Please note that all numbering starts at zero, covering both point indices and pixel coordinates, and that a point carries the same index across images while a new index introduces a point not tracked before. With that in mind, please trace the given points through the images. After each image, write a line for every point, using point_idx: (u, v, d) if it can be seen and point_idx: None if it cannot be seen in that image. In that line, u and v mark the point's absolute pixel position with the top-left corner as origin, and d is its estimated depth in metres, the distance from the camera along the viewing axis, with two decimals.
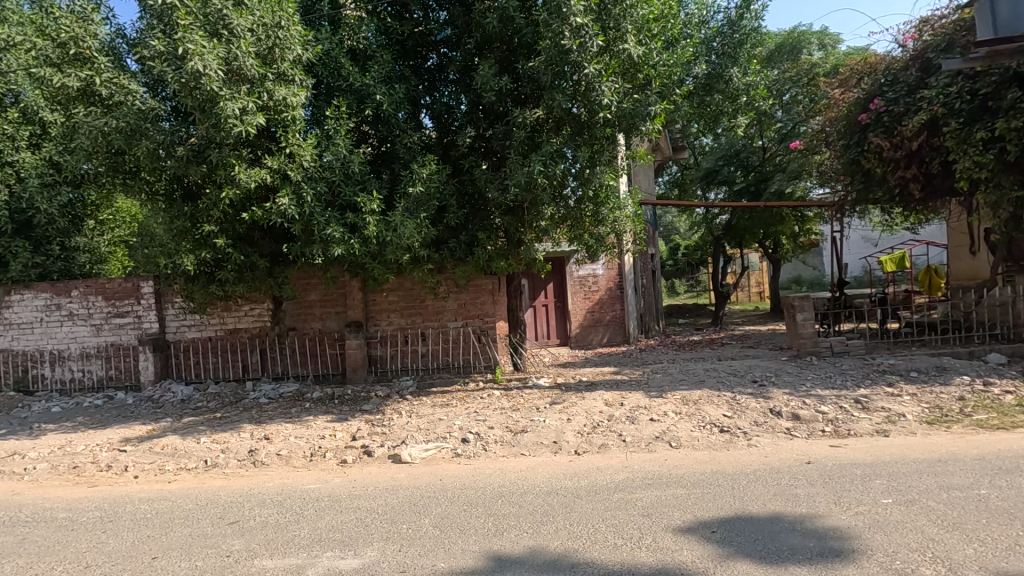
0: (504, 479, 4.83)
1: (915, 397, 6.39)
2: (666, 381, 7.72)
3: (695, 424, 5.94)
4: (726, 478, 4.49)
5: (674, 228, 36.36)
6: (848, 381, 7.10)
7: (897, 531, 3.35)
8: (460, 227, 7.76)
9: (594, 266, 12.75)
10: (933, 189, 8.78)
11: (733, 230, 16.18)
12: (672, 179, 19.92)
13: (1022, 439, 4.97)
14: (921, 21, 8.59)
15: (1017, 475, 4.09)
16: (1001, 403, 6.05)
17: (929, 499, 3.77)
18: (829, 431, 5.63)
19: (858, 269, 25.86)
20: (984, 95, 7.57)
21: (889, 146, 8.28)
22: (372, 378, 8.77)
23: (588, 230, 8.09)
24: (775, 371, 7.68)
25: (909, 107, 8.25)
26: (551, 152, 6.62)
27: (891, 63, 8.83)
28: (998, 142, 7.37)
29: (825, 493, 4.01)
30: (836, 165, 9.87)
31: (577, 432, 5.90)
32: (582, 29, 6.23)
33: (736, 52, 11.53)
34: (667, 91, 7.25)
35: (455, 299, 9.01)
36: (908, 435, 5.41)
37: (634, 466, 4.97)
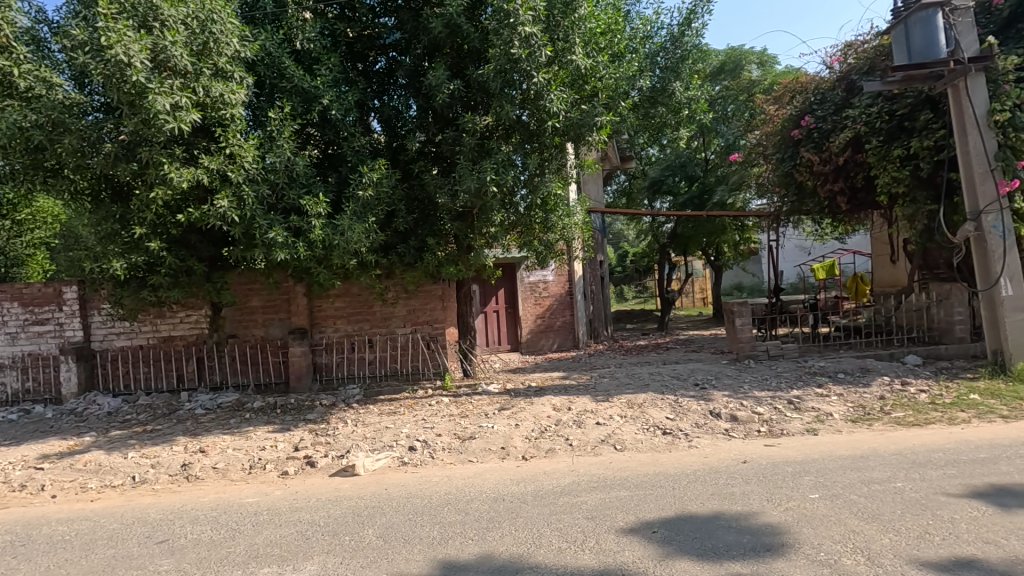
0: (450, 486, 4.81)
1: (841, 397, 6.79)
2: (612, 385, 7.90)
3: (639, 427, 6.09)
4: (668, 478, 4.63)
5: (622, 236, 37.27)
6: (782, 383, 7.47)
7: (823, 524, 3.54)
8: (410, 232, 7.71)
9: (544, 272, 12.86)
10: (857, 202, 9.39)
11: (678, 238, 16.75)
12: (620, 188, 20.37)
13: (934, 435, 5.37)
14: (845, 44, 9.14)
15: (928, 468, 4.42)
16: (916, 401, 6.52)
17: (852, 493, 4.02)
18: (764, 431, 5.90)
19: (793, 276, 27.33)
20: (901, 116, 8.15)
21: (818, 161, 8.84)
22: (317, 386, 8.53)
23: (538, 237, 8.18)
24: (715, 375, 7.98)
25: (836, 125, 8.79)
26: (501, 160, 6.66)
27: (819, 83, 9.39)
28: (914, 160, 7.95)
29: (759, 490, 4.20)
30: (770, 178, 10.40)
31: (525, 437, 5.95)
32: (531, 39, 6.29)
33: (678, 68, 11.95)
34: (614, 103, 7.45)
35: (403, 305, 8.91)
36: (835, 433, 5.73)
37: (581, 470, 5.04)
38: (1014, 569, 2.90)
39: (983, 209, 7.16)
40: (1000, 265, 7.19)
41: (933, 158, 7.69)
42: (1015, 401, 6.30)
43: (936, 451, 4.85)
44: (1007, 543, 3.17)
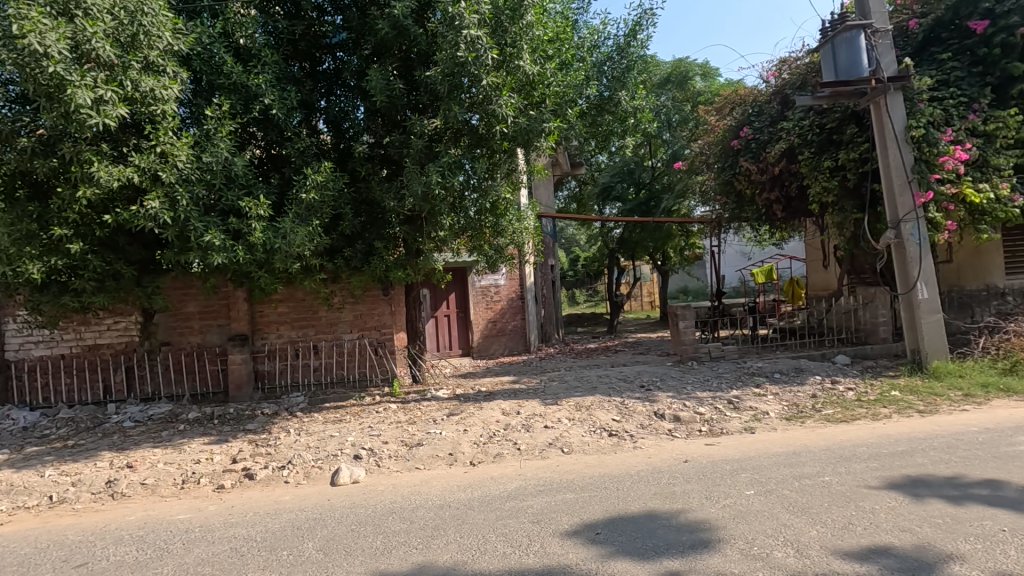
0: (396, 495, 4.71)
1: (777, 396, 7.10)
2: (561, 389, 7.97)
3: (587, 429, 6.18)
4: (613, 479, 4.72)
5: (574, 240, 37.87)
6: (722, 383, 7.75)
7: (756, 520, 3.68)
8: (356, 236, 7.59)
9: (496, 276, 12.87)
10: (791, 210, 9.89)
11: (626, 244, 17.24)
12: (570, 194, 20.67)
13: (860, 431, 5.69)
14: (781, 60, 9.58)
15: (853, 463, 4.68)
16: (844, 399, 6.91)
17: (784, 489, 4.20)
18: (705, 430, 6.11)
19: (735, 280, 28.52)
20: (830, 129, 8.64)
21: (756, 170, 9.32)
22: (259, 395, 8.19)
23: (488, 242, 8.25)
24: (660, 376, 8.20)
25: (772, 137, 9.27)
26: (449, 163, 6.60)
27: (757, 96, 9.85)
28: (841, 171, 8.44)
29: (698, 489, 4.33)
30: (712, 186, 10.84)
31: (473, 443, 5.91)
32: (477, 43, 6.27)
33: (624, 77, 12.25)
34: (561, 109, 7.55)
35: (350, 311, 8.73)
36: (770, 431, 5.99)
37: (527, 474, 5.07)
38: (926, 554, 3.11)
39: (902, 217, 7.66)
40: (917, 270, 7.71)
41: (858, 169, 8.19)
42: (931, 396, 6.77)
43: (861, 446, 5.14)
44: (921, 530, 3.39)
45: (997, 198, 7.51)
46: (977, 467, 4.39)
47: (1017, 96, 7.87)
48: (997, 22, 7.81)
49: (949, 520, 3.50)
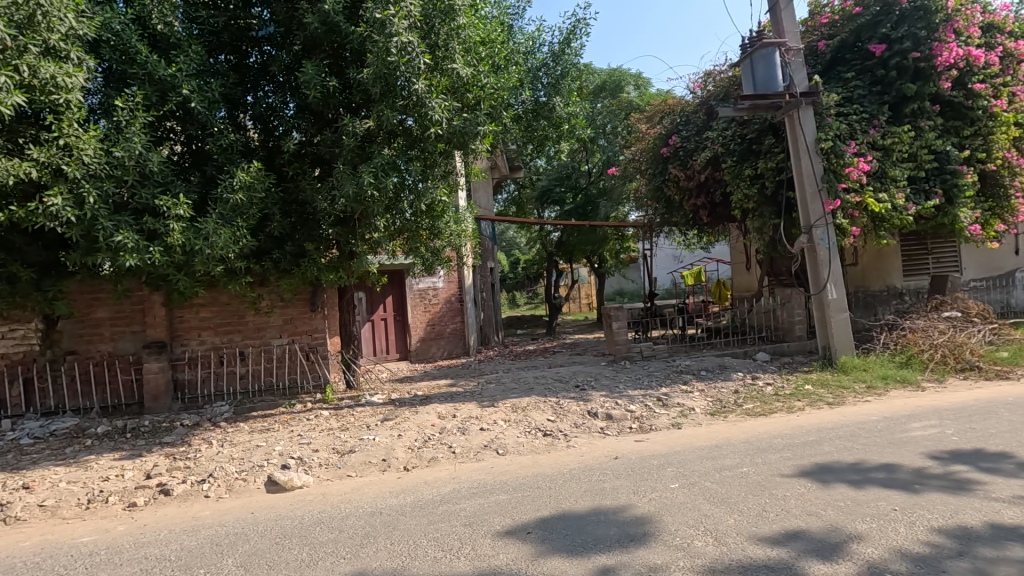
0: (326, 504, 4.56)
1: (703, 392, 7.45)
2: (498, 391, 7.99)
3: (522, 430, 6.24)
4: (546, 479, 4.77)
5: (514, 243, 38.23)
6: (653, 381, 8.03)
7: (680, 511, 3.84)
8: (286, 238, 7.32)
9: (434, 279, 12.77)
10: (716, 216, 10.42)
11: (565, 247, 17.60)
12: (510, 197, 20.72)
13: (776, 423, 6.06)
14: (706, 73, 10.02)
15: (768, 453, 4.98)
16: (763, 393, 7.34)
17: (707, 480, 4.40)
18: (635, 427, 6.32)
19: (667, 281, 29.72)
20: (751, 139, 9.15)
21: (684, 177, 9.81)
22: (178, 406, 7.71)
23: (425, 244, 8.18)
24: (595, 376, 8.40)
25: (698, 145, 9.75)
26: (383, 163, 6.45)
27: (684, 106, 10.28)
28: (761, 179, 8.95)
29: (627, 484, 4.46)
30: (644, 191, 11.25)
31: (408, 447, 5.83)
32: (408, 46, 6.24)
33: (559, 84, 12.50)
34: (496, 112, 7.61)
35: (280, 315, 8.39)
36: (696, 426, 6.27)
37: (462, 476, 5.05)
38: (830, 535, 3.35)
39: (814, 223, 8.22)
40: (827, 272, 8.30)
41: (775, 178, 8.73)
42: (839, 389, 7.31)
43: (776, 438, 5.47)
44: (826, 513, 3.65)
45: (894, 207, 8.24)
46: (875, 453, 4.78)
47: (910, 115, 8.63)
48: (892, 46, 8.58)
49: (850, 503, 3.79)
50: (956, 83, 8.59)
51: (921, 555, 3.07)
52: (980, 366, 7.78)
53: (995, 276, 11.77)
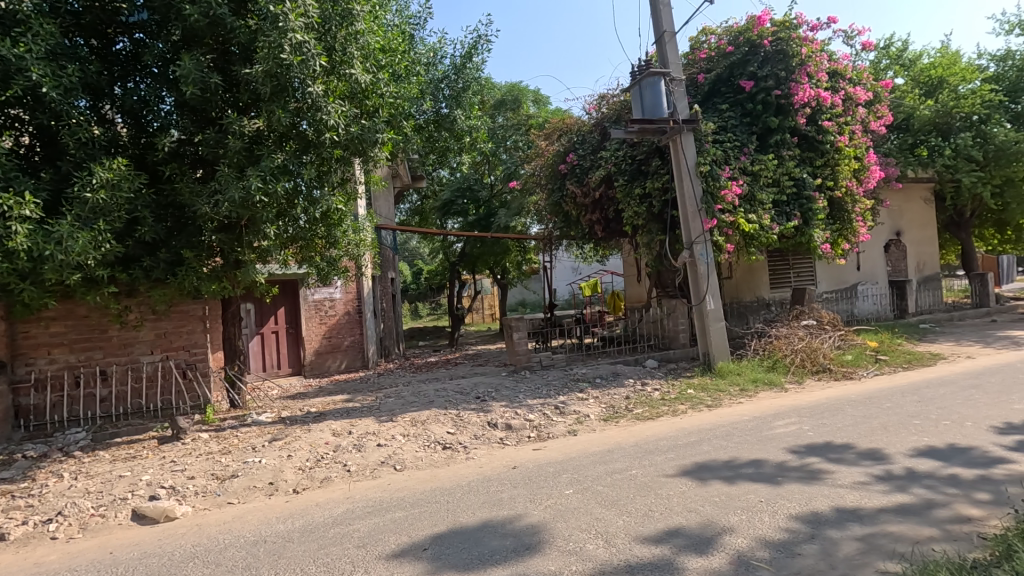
0: (202, 536, 4.18)
1: (597, 399, 7.77)
2: (397, 404, 7.80)
3: (421, 444, 6.14)
4: (444, 493, 4.73)
5: (418, 253, 37.78)
6: (551, 390, 8.25)
7: (573, 517, 3.97)
8: (159, 244, 6.67)
9: (331, 289, 12.23)
10: (610, 231, 11.00)
11: (467, 258, 17.69)
12: (412, 207, 20.60)
13: (662, 426, 6.48)
14: (600, 96, 10.57)
15: (655, 455, 5.30)
16: (651, 398, 7.82)
17: (599, 485, 4.60)
18: (533, 436, 6.45)
19: (567, 292, 30.82)
20: (640, 160, 9.79)
21: (580, 194, 10.30)
22: (20, 435, 6.70)
23: (319, 254, 7.90)
24: (496, 387, 8.46)
25: (593, 164, 10.29)
26: (272, 167, 6.08)
27: (580, 125, 10.76)
28: (649, 198, 9.61)
29: (524, 493, 4.54)
30: (543, 205, 11.63)
31: (298, 468, 5.50)
32: (303, 46, 5.96)
33: (461, 97, 12.59)
34: (396, 121, 7.49)
35: (151, 329, 7.61)
36: (590, 432, 6.53)
37: (357, 496, 4.85)
38: (706, 530, 3.62)
39: (694, 240, 8.89)
40: (706, 285, 9.03)
41: (661, 197, 9.42)
42: (717, 392, 7.97)
43: (662, 440, 5.84)
44: (703, 509, 3.95)
45: (762, 227, 9.22)
46: (746, 450, 5.26)
47: (774, 145, 9.69)
48: (759, 83, 9.65)
49: (723, 497, 4.14)
50: (810, 119, 9.77)
51: (780, 541, 3.41)
52: (830, 368, 8.86)
53: (842, 289, 13.50)
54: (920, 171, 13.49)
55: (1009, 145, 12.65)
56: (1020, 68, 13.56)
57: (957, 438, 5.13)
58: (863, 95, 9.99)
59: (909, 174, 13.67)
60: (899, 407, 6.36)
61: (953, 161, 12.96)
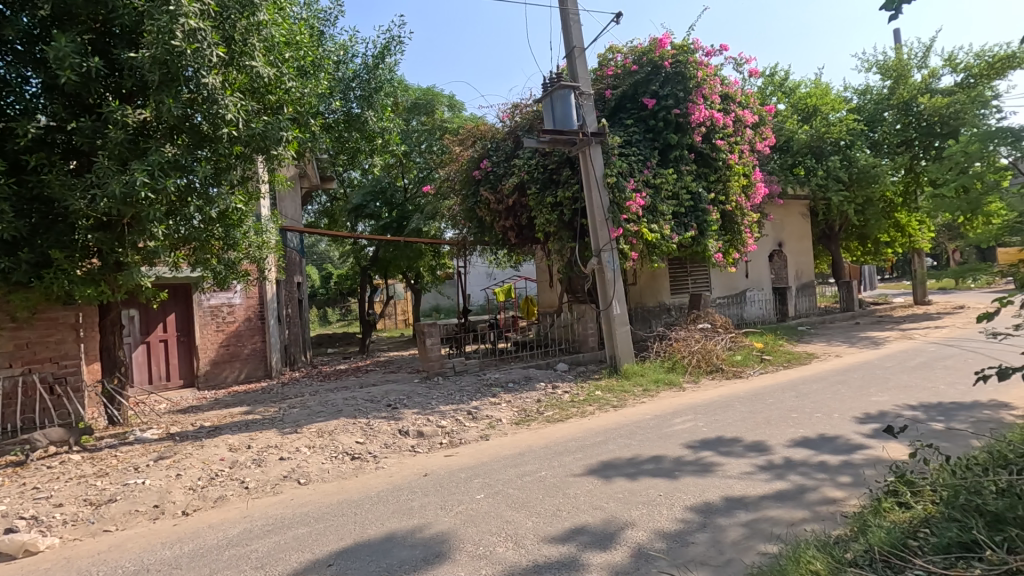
0: (72, 570, 3.74)
1: (509, 404, 7.87)
2: (303, 415, 7.44)
3: (327, 456, 5.90)
4: (352, 505, 4.58)
5: (328, 258, 36.30)
6: (464, 396, 8.25)
7: (484, 521, 3.99)
8: (21, 242, 5.91)
9: (229, 294, 11.44)
10: (523, 237, 11.20)
11: (379, 262, 17.29)
12: (322, 208, 19.86)
13: (571, 428, 6.69)
14: (514, 105, 10.75)
15: (563, 456, 5.46)
16: (561, 400, 8.04)
17: (509, 488, 4.65)
18: (445, 443, 6.41)
19: (481, 299, 30.96)
20: (551, 170, 10.06)
21: (493, 200, 10.47)
22: None
23: (216, 256, 7.36)
24: (408, 394, 8.31)
25: (506, 171, 10.47)
26: (161, 162, 5.59)
27: (494, 133, 10.90)
28: (560, 207, 9.92)
29: (435, 500, 4.50)
30: (457, 211, 11.63)
31: (188, 488, 5.08)
32: (197, 34, 5.56)
33: (372, 98, 12.33)
34: (302, 118, 7.17)
35: (10, 339, 6.72)
36: (502, 436, 6.60)
37: (256, 513, 4.57)
38: (609, 525, 3.79)
39: (602, 247, 9.27)
40: (612, 291, 9.44)
41: (571, 206, 9.75)
42: (622, 393, 8.35)
43: (571, 441, 6.02)
44: (607, 505, 4.13)
45: (662, 237, 9.87)
46: (647, 447, 5.57)
47: (674, 160, 10.36)
48: (660, 102, 10.29)
49: (626, 493, 4.35)
50: (705, 138, 10.56)
51: (676, 532, 3.64)
52: (722, 368, 9.59)
53: (733, 294, 14.65)
54: (798, 189, 14.98)
55: (868, 168, 14.48)
56: (876, 101, 15.48)
57: (827, 428, 5.74)
58: (750, 117, 10.99)
59: (790, 191, 15.15)
60: (779, 402, 7.01)
61: (824, 181, 14.56)
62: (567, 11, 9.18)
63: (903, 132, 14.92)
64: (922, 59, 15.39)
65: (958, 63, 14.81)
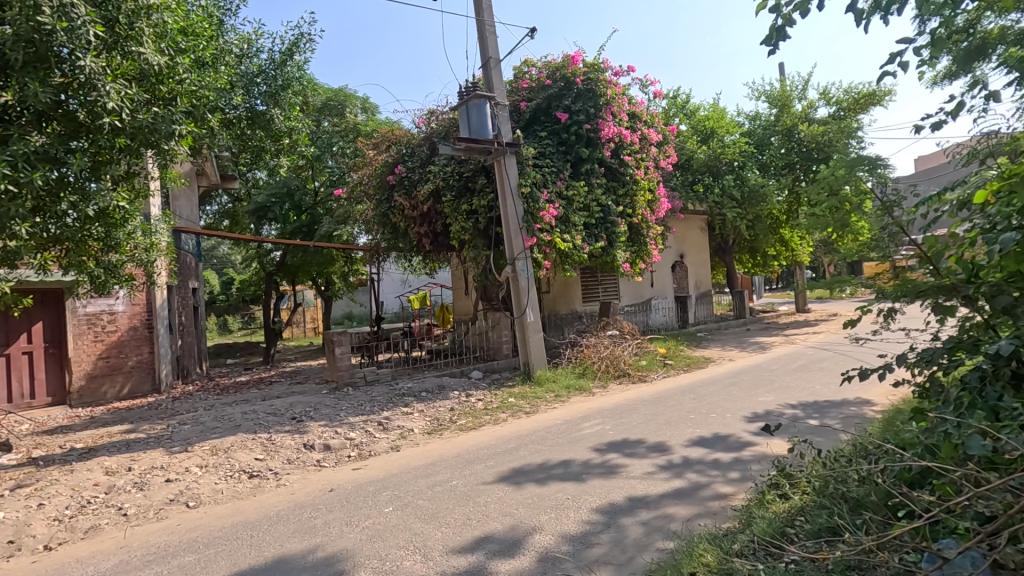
0: None
1: (422, 413, 7.74)
2: (195, 432, 6.88)
3: (222, 475, 5.48)
4: (248, 526, 4.28)
5: (228, 261, 33.97)
6: (375, 406, 8.01)
7: (391, 535, 3.89)
8: None
9: (110, 301, 10.39)
10: (437, 244, 11.10)
11: (285, 268, 16.52)
12: (221, 209, 18.59)
13: (484, 435, 6.69)
14: (429, 111, 10.69)
15: (475, 464, 5.45)
16: (474, 408, 8.04)
17: (419, 499, 4.57)
18: (353, 455, 6.18)
19: (395, 306, 30.29)
20: (467, 178, 10.08)
21: (408, 206, 10.33)
22: None
23: (94, 259, 6.61)
24: (314, 406, 7.94)
25: (421, 177, 10.38)
26: (25, 151, 4.96)
27: (409, 138, 10.76)
28: (475, 215, 9.97)
29: (340, 516, 4.32)
30: (370, 216, 11.33)
31: (53, 520, 4.52)
32: (70, 10, 5.01)
33: (279, 95, 11.74)
34: (198, 112, 6.67)
35: None
36: (413, 446, 6.47)
37: (135, 543, 4.14)
38: (518, 531, 3.82)
39: (516, 256, 9.39)
40: (526, 298, 9.57)
41: (486, 215, 9.83)
42: (535, 399, 8.50)
43: (482, 449, 6.02)
44: (516, 511, 4.16)
45: (574, 246, 10.18)
46: (556, 451, 5.69)
47: (585, 172, 10.74)
48: (572, 116, 10.64)
49: (535, 499, 4.41)
50: (614, 153, 11.07)
51: (581, 534, 3.74)
52: (629, 373, 10.04)
53: (639, 302, 15.40)
54: (697, 205, 16.06)
55: (757, 188, 15.87)
56: (764, 126, 16.96)
57: (720, 427, 6.18)
58: (655, 136, 11.64)
59: (690, 207, 16.21)
60: (679, 404, 7.45)
61: (720, 198, 15.73)
62: (483, 22, 9.28)
63: (787, 155, 16.48)
64: (802, 91, 17.09)
65: (831, 97, 16.61)
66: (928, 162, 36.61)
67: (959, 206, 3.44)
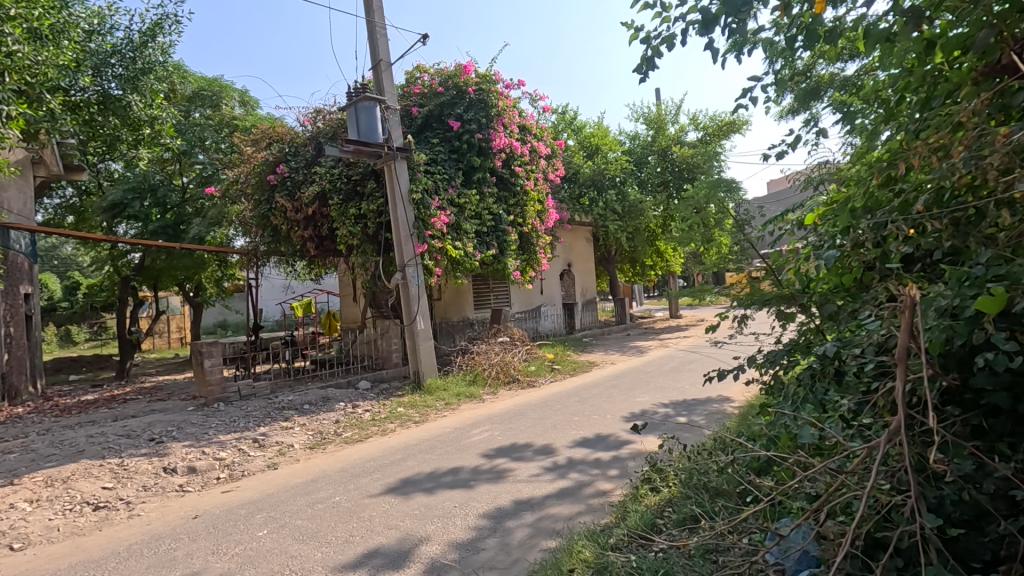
0: None
1: (303, 427, 7.31)
2: (23, 462, 5.91)
3: (57, 510, 4.76)
4: (91, 565, 3.76)
5: (73, 263, 29.76)
6: (249, 422, 7.43)
7: (264, 560, 3.62)
8: None
9: None
10: (323, 249, 10.57)
11: (146, 271, 15.02)
12: (65, 203, 16.29)
13: (371, 447, 6.47)
14: (316, 110, 10.20)
15: (360, 478, 5.25)
16: (361, 419, 7.75)
17: (297, 519, 4.30)
18: (224, 477, 5.68)
19: (277, 313, 28.42)
20: (355, 180, 9.77)
21: (290, 208, 9.77)
22: None
23: None
24: (177, 425, 7.18)
25: (306, 178, 9.89)
26: None
27: (293, 136, 10.18)
28: (363, 219, 9.66)
29: (205, 545, 3.94)
30: (246, 217, 10.53)
31: None
32: None
33: (138, 80, 10.59)
34: (31, 91, 5.83)
35: None
36: (293, 463, 6.09)
37: None
38: (403, 544, 3.74)
39: (406, 262, 9.22)
40: (416, 306, 9.42)
41: (376, 220, 9.57)
42: (425, 408, 8.38)
43: (369, 461, 5.82)
44: (402, 523, 4.07)
45: (465, 254, 10.24)
46: (445, 460, 5.65)
47: (477, 181, 10.85)
48: (464, 125, 10.73)
49: (422, 509, 4.34)
50: (505, 163, 11.31)
51: (467, 541, 3.75)
52: (518, 378, 10.26)
53: (530, 309, 15.83)
54: (583, 217, 16.89)
55: (636, 203, 17.06)
56: (643, 146, 18.29)
57: (601, 428, 6.51)
58: (544, 149, 12.07)
59: (577, 218, 17.00)
60: (565, 408, 7.75)
61: (604, 211, 16.69)
62: (373, 24, 9.06)
63: (662, 174, 17.91)
64: (675, 116, 18.69)
65: (699, 123, 18.35)
66: (776, 186, 41.65)
67: (799, 226, 3.98)
